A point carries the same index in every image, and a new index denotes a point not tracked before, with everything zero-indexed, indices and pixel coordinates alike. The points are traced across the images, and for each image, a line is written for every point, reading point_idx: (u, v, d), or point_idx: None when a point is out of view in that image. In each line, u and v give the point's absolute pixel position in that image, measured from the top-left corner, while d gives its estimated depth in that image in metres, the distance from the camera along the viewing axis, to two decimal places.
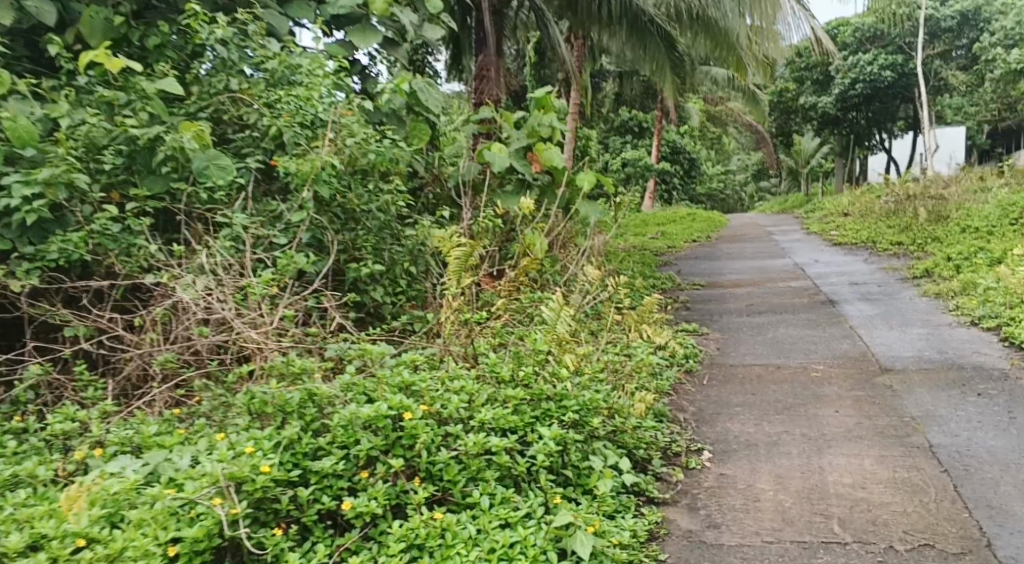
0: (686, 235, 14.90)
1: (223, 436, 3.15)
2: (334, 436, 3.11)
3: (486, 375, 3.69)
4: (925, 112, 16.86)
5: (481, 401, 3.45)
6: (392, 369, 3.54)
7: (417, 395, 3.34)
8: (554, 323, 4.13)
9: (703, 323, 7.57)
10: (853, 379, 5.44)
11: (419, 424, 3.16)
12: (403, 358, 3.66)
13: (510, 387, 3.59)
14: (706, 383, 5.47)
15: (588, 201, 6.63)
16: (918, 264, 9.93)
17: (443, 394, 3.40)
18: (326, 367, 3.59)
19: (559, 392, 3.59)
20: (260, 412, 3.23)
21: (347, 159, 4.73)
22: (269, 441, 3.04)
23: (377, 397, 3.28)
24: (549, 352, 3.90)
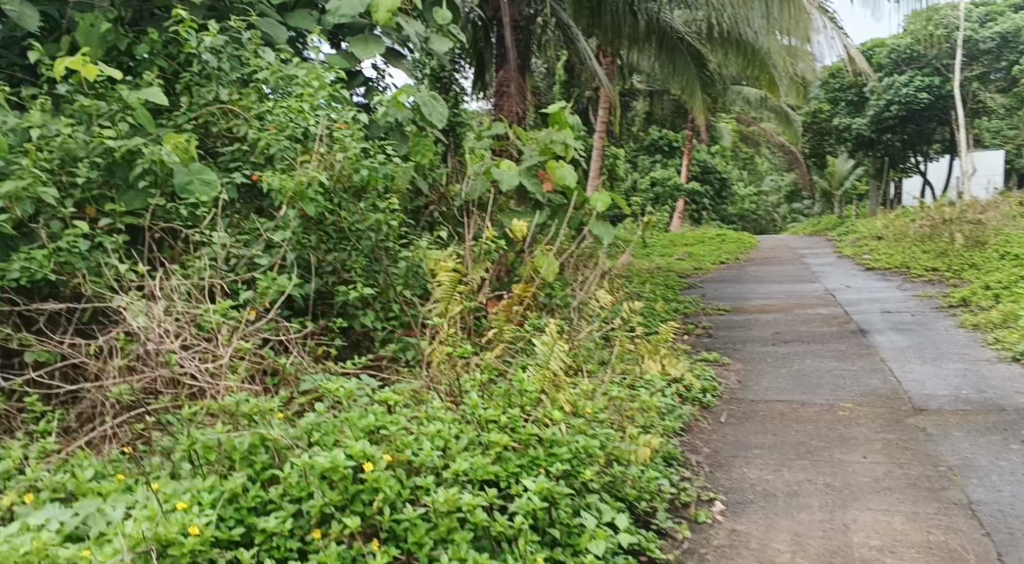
0: (714, 256, 14.50)
1: (162, 484, 2.90)
2: (287, 487, 2.85)
3: (468, 417, 3.41)
4: (962, 134, 16.35)
5: (459, 448, 3.16)
6: (364, 409, 3.25)
7: (384, 442, 3.07)
8: (549, 359, 3.76)
9: (724, 352, 7.18)
10: (884, 420, 5.03)
11: (381, 477, 2.87)
12: (376, 396, 3.36)
13: (493, 431, 3.31)
14: (724, 421, 5.10)
15: (602, 222, 6.28)
16: (955, 292, 9.45)
17: (414, 439, 3.13)
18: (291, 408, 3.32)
19: (550, 437, 3.29)
20: (205, 460, 2.97)
21: (337, 175, 4.40)
22: (210, 494, 2.80)
23: (339, 443, 3.02)
24: (542, 393, 3.60)
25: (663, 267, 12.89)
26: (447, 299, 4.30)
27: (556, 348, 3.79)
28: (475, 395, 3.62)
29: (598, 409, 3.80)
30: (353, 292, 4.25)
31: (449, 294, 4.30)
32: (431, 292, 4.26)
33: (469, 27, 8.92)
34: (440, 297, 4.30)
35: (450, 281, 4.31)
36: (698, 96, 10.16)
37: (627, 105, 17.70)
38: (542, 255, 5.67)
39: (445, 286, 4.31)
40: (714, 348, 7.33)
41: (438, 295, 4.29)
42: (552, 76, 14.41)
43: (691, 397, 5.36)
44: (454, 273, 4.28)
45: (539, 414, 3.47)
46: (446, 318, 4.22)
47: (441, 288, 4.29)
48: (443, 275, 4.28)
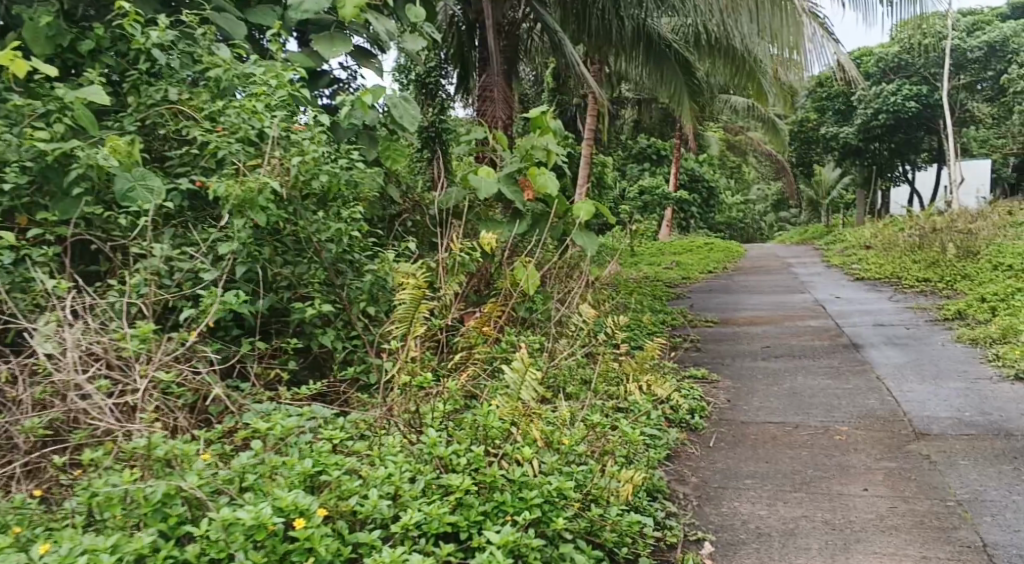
0: (702, 265, 14.20)
1: (57, 542, 2.61)
2: (204, 545, 2.60)
3: (425, 456, 3.09)
4: (950, 144, 16.13)
5: (412, 495, 2.88)
6: (303, 453, 3.01)
7: (317, 488, 2.87)
8: (519, 390, 3.37)
9: (712, 369, 6.83)
10: (884, 446, 4.69)
11: (314, 535, 2.63)
12: (321, 435, 3.11)
13: (454, 474, 3.01)
14: (712, 445, 4.77)
15: (585, 232, 5.93)
16: (949, 304, 9.17)
17: (362, 485, 2.88)
18: (220, 451, 3.06)
19: (518, 479, 3.00)
20: (105, 509, 2.69)
21: (292, 181, 4.03)
22: (110, 555, 2.52)
23: (269, 492, 2.78)
24: (513, 423, 3.27)
25: (650, 277, 12.59)
26: (409, 320, 3.79)
27: (529, 375, 3.41)
28: (441, 430, 3.28)
29: (577, 440, 3.47)
30: (312, 309, 3.88)
31: (411, 316, 3.79)
32: (389, 312, 3.77)
33: (454, 31, 8.61)
34: (401, 318, 3.79)
35: (411, 300, 3.79)
36: (687, 103, 9.77)
37: (616, 114, 17.41)
38: (520, 267, 5.33)
39: (406, 306, 3.80)
40: (702, 365, 6.97)
41: (396, 316, 3.78)
42: (540, 83, 13.99)
43: (676, 420, 5.03)
44: (415, 290, 3.76)
45: (509, 451, 3.16)
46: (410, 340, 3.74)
47: (402, 307, 3.78)
48: (403, 293, 3.76)
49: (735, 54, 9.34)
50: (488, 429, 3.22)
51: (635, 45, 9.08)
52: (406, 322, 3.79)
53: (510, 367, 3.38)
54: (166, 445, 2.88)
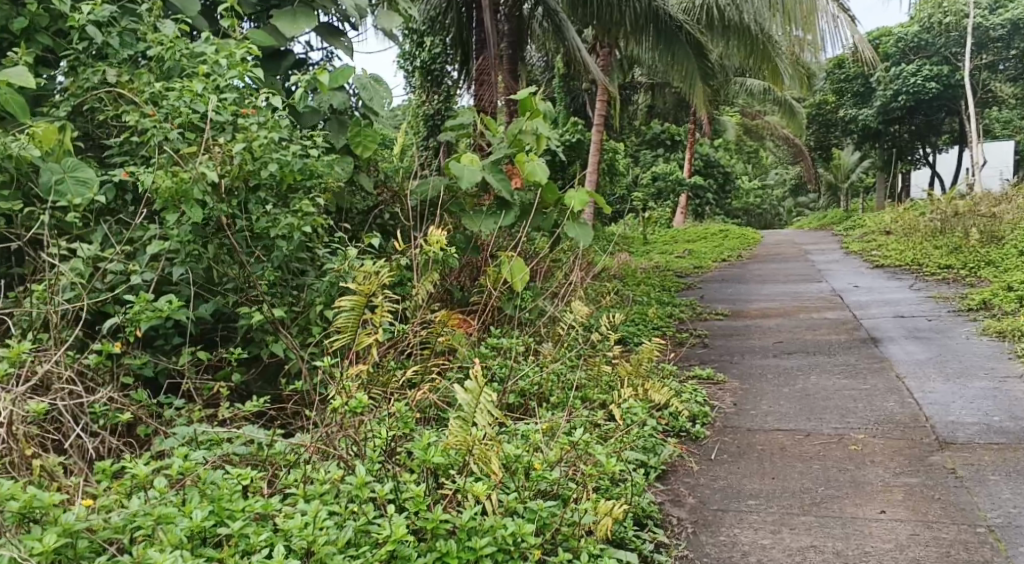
0: (716, 253, 13.70)
1: None
2: None
3: (359, 498, 2.69)
4: (972, 125, 15.47)
5: (333, 548, 2.48)
6: (202, 497, 2.62)
7: (218, 545, 2.50)
8: (473, 413, 2.98)
9: (719, 368, 6.36)
10: (904, 457, 4.23)
11: None
12: (232, 473, 2.72)
13: (390, 516, 2.63)
14: (715, 458, 4.33)
15: (577, 223, 5.58)
16: (974, 293, 8.65)
17: (267, 539, 2.50)
18: (112, 490, 2.64)
19: (465, 525, 2.64)
20: None
21: (236, 169, 3.59)
22: None
23: (141, 556, 2.37)
24: (466, 457, 2.89)
25: (660, 266, 12.12)
26: (352, 331, 3.47)
27: (485, 397, 3.01)
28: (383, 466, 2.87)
29: (544, 469, 3.08)
30: (257, 314, 3.47)
31: (355, 327, 3.46)
32: (330, 322, 3.45)
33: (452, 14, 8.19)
34: (344, 328, 3.46)
35: (354, 309, 3.46)
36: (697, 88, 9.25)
37: (627, 98, 16.93)
38: (505, 263, 5.01)
39: (350, 315, 3.47)
40: (708, 364, 6.50)
41: (336, 327, 3.45)
42: (551, 70, 13.71)
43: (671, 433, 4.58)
44: (358, 297, 3.44)
45: (460, 486, 2.80)
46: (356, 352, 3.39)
47: (344, 316, 3.45)
48: (345, 300, 3.44)
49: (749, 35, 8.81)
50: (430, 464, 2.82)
51: (645, 28, 8.67)
52: (349, 333, 3.47)
53: (460, 388, 2.99)
54: (28, 493, 2.44)
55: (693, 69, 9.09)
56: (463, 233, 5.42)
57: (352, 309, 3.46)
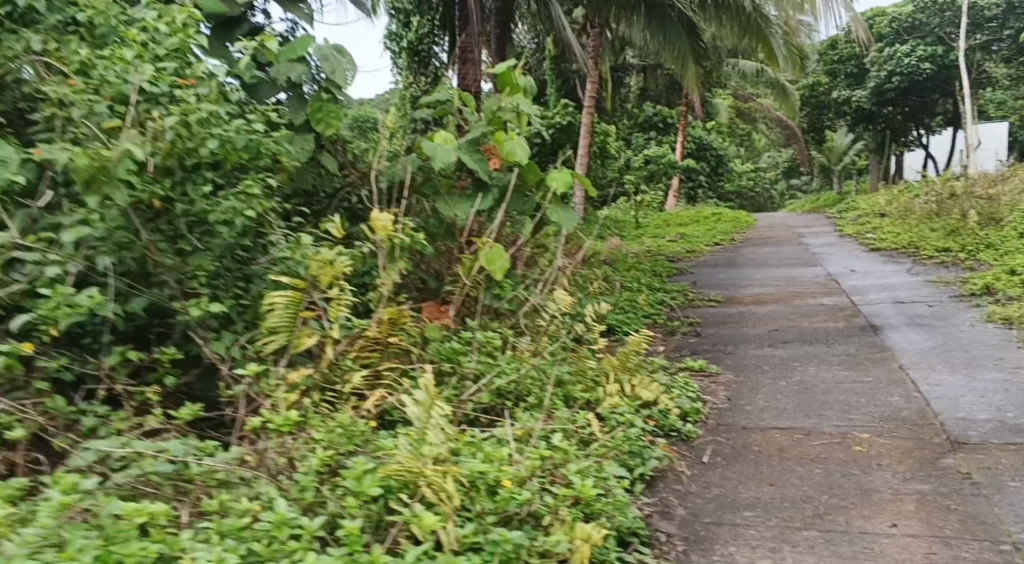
0: (708, 237, 13.32)
1: None
2: None
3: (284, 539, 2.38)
4: (967, 106, 15.10)
5: None
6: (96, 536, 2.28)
7: None
8: (425, 427, 2.82)
9: (711, 360, 6.00)
10: (913, 460, 3.88)
11: None
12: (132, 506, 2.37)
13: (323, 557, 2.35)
14: (708, 462, 3.97)
15: (561, 207, 5.19)
16: (976, 278, 8.30)
17: None
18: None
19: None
20: None
21: (167, 148, 3.21)
22: None
23: None
24: (419, 487, 2.62)
25: (652, 251, 11.74)
26: (289, 331, 3.28)
27: (435, 409, 2.88)
28: (324, 497, 2.60)
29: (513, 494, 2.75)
30: (194, 310, 3.09)
31: (292, 324, 3.28)
32: (262, 321, 3.25)
33: None
34: (280, 327, 3.27)
35: (289, 305, 3.28)
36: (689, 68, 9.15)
37: (619, 80, 16.59)
38: (485, 249, 4.67)
39: (285, 313, 3.28)
40: (701, 355, 6.14)
41: (270, 326, 3.26)
42: (541, 51, 13.32)
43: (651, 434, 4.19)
44: (292, 293, 3.28)
45: (408, 518, 2.53)
46: (296, 355, 3.27)
47: (278, 314, 3.26)
48: (278, 296, 3.26)
49: (744, 15, 8.74)
50: (367, 498, 2.58)
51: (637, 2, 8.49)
52: (286, 333, 3.28)
53: (410, 400, 2.89)
54: None
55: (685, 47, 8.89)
56: (438, 218, 5.02)
57: (288, 305, 3.28)
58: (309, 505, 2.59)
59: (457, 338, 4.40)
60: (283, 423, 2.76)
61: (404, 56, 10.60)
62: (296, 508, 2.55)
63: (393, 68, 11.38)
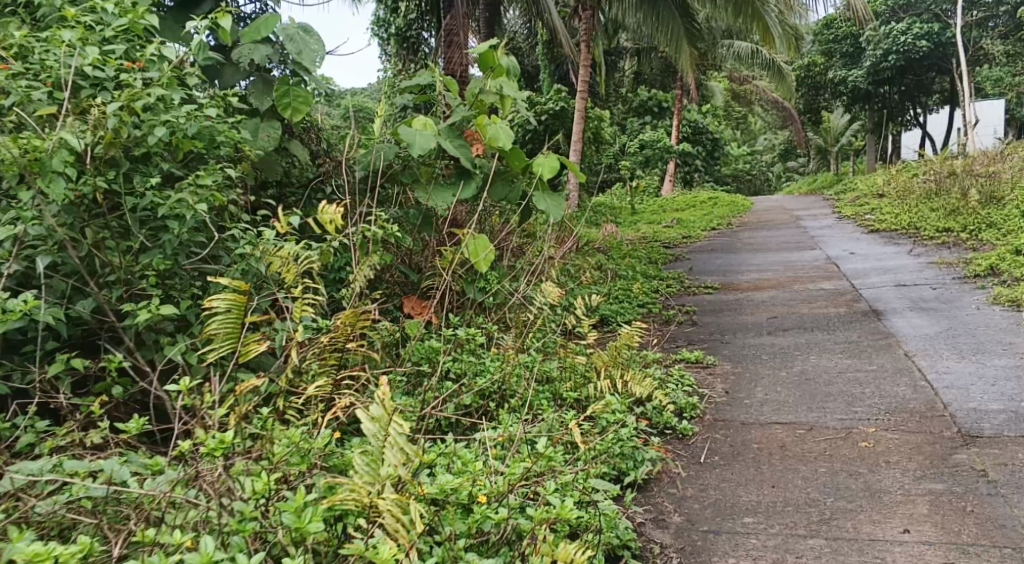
0: (705, 222, 13.07)
1: None
2: None
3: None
4: (965, 84, 14.82)
5: None
6: None
7: None
8: (383, 448, 2.56)
9: (708, 350, 5.76)
10: (924, 457, 3.66)
11: None
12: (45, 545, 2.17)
13: None
14: (704, 461, 3.75)
15: (548, 194, 4.94)
16: (979, 258, 8.05)
17: None
18: None
19: None
20: None
21: (110, 137, 2.96)
22: None
23: None
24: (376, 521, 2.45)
25: (647, 237, 11.48)
26: (235, 338, 2.89)
27: (394, 427, 2.59)
28: (269, 524, 2.39)
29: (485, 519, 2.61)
30: (140, 315, 2.85)
31: (238, 330, 2.88)
32: (204, 331, 2.84)
33: None
34: (224, 334, 2.87)
35: (233, 310, 2.85)
36: (685, 50, 9.28)
37: (612, 64, 16.33)
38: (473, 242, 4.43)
39: (228, 318, 2.87)
40: (697, 345, 5.90)
41: (214, 335, 2.85)
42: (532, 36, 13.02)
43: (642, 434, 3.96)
44: (236, 297, 2.83)
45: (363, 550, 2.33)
46: (243, 363, 2.91)
47: (219, 322, 2.84)
48: (219, 300, 2.82)
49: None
50: (306, 536, 2.34)
51: None
52: (234, 338, 2.89)
53: (365, 417, 2.58)
54: None
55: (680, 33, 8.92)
56: (417, 208, 4.76)
57: (231, 310, 2.85)
58: (255, 534, 2.37)
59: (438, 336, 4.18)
60: (217, 446, 2.51)
61: (395, 44, 11.02)
62: (238, 543, 2.32)
63: (385, 56, 11.61)
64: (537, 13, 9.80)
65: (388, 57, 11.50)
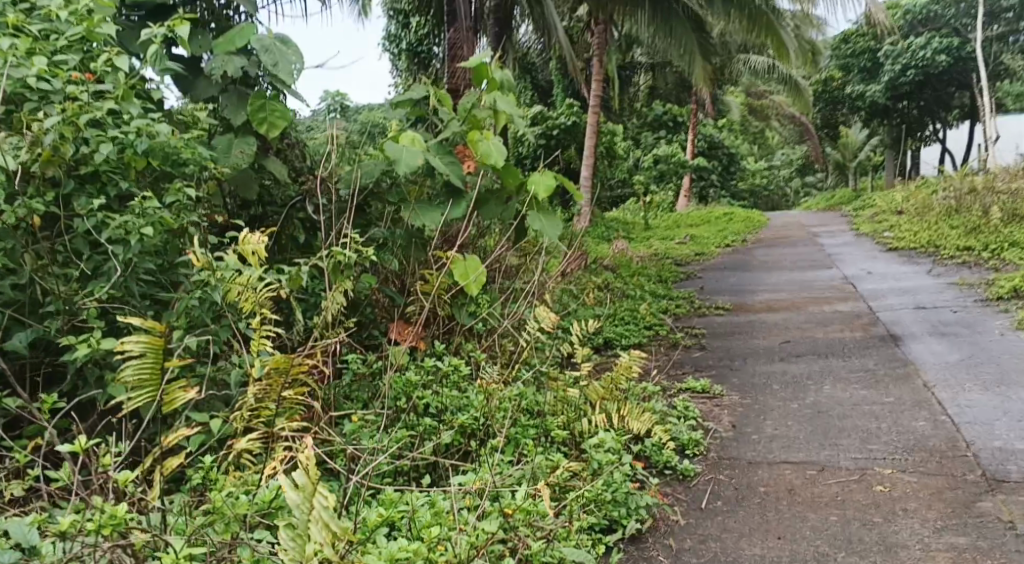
0: (719, 238, 12.76)
1: None
2: None
3: None
4: (986, 98, 14.41)
5: None
6: None
7: None
8: (307, 523, 2.28)
9: (716, 378, 5.46)
10: (945, 506, 3.36)
11: None
12: None
13: None
14: (704, 508, 3.49)
15: (545, 214, 4.66)
16: (1002, 279, 7.71)
17: None
18: None
19: None
20: None
21: (46, 155, 2.78)
22: None
23: None
24: None
25: (657, 254, 11.20)
26: (155, 385, 2.60)
27: (319, 499, 2.32)
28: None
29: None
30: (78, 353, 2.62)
31: (158, 376, 2.59)
32: (118, 379, 2.55)
33: None
34: (142, 381, 2.58)
35: (148, 354, 2.55)
36: (699, 65, 8.94)
37: (627, 79, 16.09)
38: (468, 267, 4.24)
39: (144, 364, 2.58)
40: (704, 372, 5.59)
41: (130, 383, 2.56)
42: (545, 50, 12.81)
43: (637, 474, 3.68)
44: (150, 339, 2.54)
45: None
46: (169, 411, 2.62)
47: (132, 369, 2.55)
48: (131, 344, 2.52)
49: (753, 8, 8.41)
50: None
51: None
52: (154, 384, 2.60)
53: (289, 486, 2.31)
54: None
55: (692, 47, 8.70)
56: (405, 227, 4.50)
57: (147, 353, 2.56)
58: None
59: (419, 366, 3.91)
60: (107, 522, 2.30)
61: (406, 59, 10.95)
62: None
63: (395, 71, 11.50)
64: (546, 29, 9.64)
65: (400, 73, 11.37)
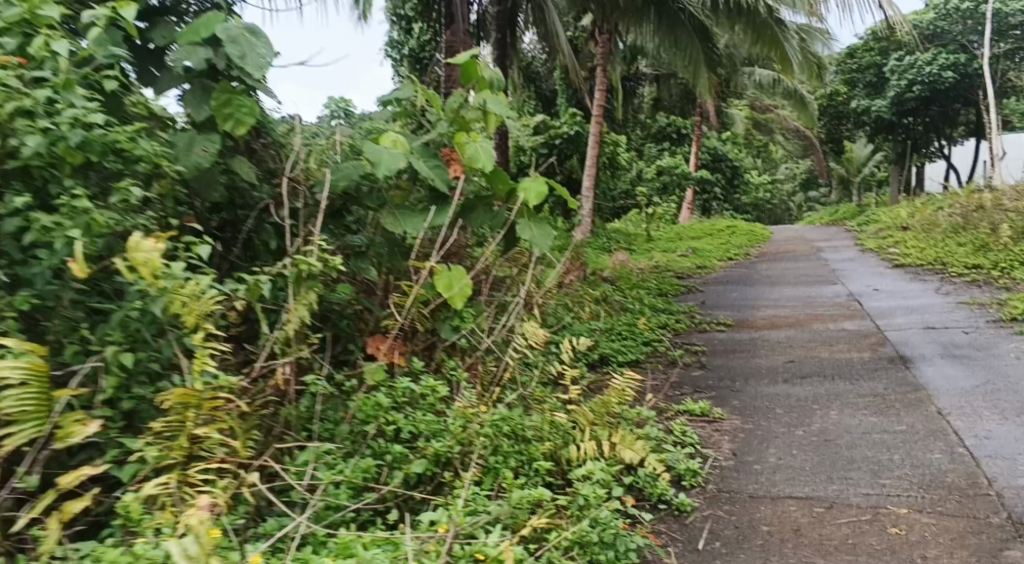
0: (721, 252, 12.44)
1: None
2: None
3: None
4: (993, 115, 14.09)
5: None
6: None
7: None
8: None
9: (716, 399, 5.13)
10: (969, 554, 3.13)
11: None
12: None
13: None
14: (702, 552, 3.22)
15: (535, 222, 4.36)
16: (1014, 300, 7.39)
17: None
18: None
19: None
20: None
21: None
22: None
23: None
24: None
25: (658, 266, 10.87)
26: (43, 418, 2.45)
27: None
28: None
29: None
30: None
31: (45, 407, 2.44)
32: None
33: None
34: (26, 414, 2.41)
35: (31, 383, 2.41)
36: (703, 75, 8.68)
37: (631, 90, 15.78)
38: (451, 279, 3.94)
39: (27, 394, 2.43)
40: (704, 394, 5.25)
41: (12, 416, 2.39)
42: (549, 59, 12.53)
43: (627, 511, 3.37)
44: (32, 367, 2.40)
45: None
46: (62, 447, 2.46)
47: (13, 400, 2.39)
48: (11, 372, 2.37)
49: (757, 19, 8.22)
50: None
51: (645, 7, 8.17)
52: (42, 417, 2.45)
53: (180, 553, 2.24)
54: None
55: (696, 56, 8.42)
56: (386, 235, 4.19)
57: (29, 382, 2.42)
58: None
59: (390, 385, 3.59)
60: None
61: (407, 64, 10.69)
62: None
63: (395, 77, 11.25)
64: (548, 36, 9.36)
65: (400, 78, 11.11)
